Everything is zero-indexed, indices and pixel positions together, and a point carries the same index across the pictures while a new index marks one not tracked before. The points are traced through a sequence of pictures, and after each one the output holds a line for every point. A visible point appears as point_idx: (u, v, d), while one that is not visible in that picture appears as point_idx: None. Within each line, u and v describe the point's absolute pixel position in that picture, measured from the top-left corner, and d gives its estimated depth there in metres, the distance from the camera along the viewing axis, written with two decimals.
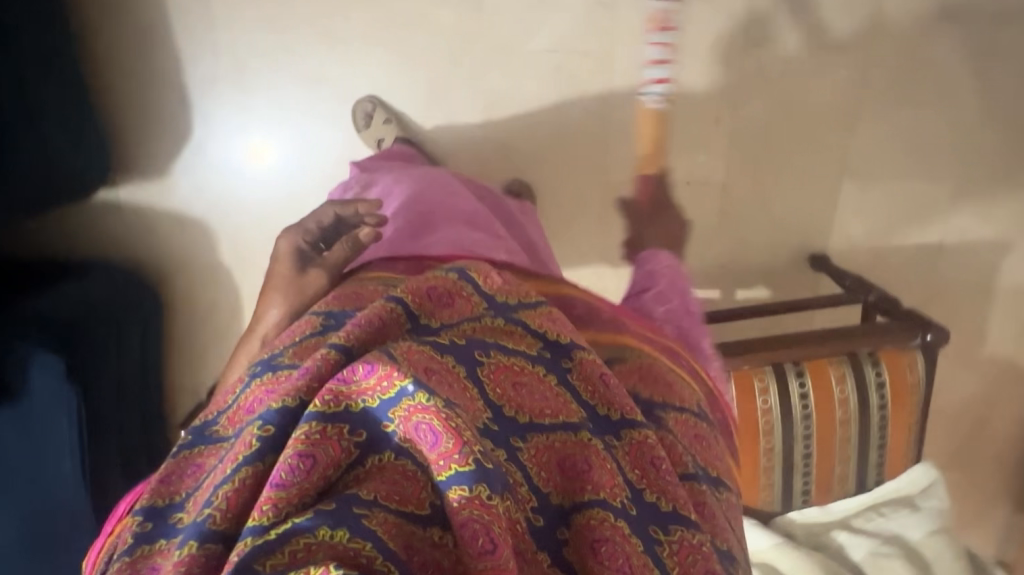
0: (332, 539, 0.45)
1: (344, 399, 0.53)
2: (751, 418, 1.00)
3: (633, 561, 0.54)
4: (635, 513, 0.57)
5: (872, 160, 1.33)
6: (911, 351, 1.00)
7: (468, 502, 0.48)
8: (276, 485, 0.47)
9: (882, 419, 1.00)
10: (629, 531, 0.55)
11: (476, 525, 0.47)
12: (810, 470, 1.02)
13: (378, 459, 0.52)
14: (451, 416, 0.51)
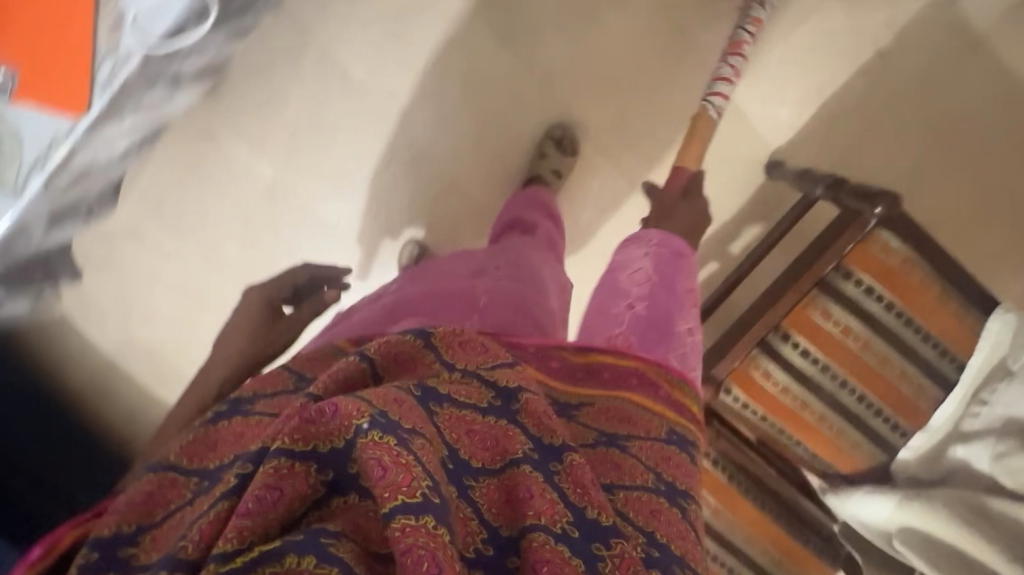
0: (296, 566, 0.41)
1: (314, 439, 0.48)
2: (777, 405, 0.92)
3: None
4: (576, 536, 0.49)
5: (740, 54, 1.20)
6: (876, 236, 0.87)
7: (412, 529, 0.43)
8: (243, 514, 0.44)
9: (903, 316, 0.87)
10: (570, 554, 0.48)
11: (421, 554, 0.42)
12: (878, 408, 0.90)
13: (343, 501, 0.49)
14: (407, 452, 0.47)
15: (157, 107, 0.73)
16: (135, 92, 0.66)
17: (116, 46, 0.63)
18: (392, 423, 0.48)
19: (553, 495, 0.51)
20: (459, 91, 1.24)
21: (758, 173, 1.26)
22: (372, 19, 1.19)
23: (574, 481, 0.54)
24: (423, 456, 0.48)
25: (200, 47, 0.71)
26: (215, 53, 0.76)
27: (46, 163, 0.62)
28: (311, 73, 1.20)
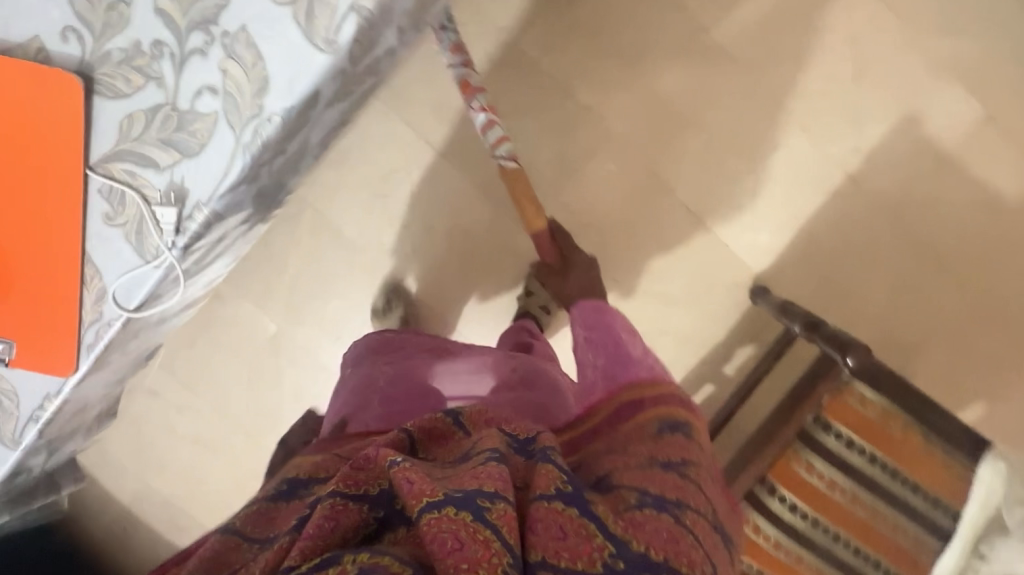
0: (354, 560, 0.44)
1: (362, 484, 0.52)
2: (772, 560, 0.89)
3: (571, 524, 0.51)
4: (569, 490, 0.54)
5: (710, 188, 1.25)
6: (851, 388, 0.88)
7: (443, 518, 0.46)
8: (303, 537, 0.47)
9: (889, 468, 0.86)
10: (564, 505, 0.53)
11: (448, 534, 0.45)
12: (877, 562, 0.86)
13: (394, 535, 0.51)
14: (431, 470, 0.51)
15: (144, 341, 0.72)
16: (117, 346, 0.65)
17: (94, 318, 0.60)
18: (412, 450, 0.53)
19: (549, 466, 0.56)
20: (443, 239, 1.29)
21: (743, 297, 1.28)
22: (361, 181, 1.27)
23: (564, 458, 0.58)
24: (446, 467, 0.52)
25: (188, 290, 0.69)
26: (207, 280, 0.74)
27: (41, 415, 0.63)
28: (307, 233, 1.29)
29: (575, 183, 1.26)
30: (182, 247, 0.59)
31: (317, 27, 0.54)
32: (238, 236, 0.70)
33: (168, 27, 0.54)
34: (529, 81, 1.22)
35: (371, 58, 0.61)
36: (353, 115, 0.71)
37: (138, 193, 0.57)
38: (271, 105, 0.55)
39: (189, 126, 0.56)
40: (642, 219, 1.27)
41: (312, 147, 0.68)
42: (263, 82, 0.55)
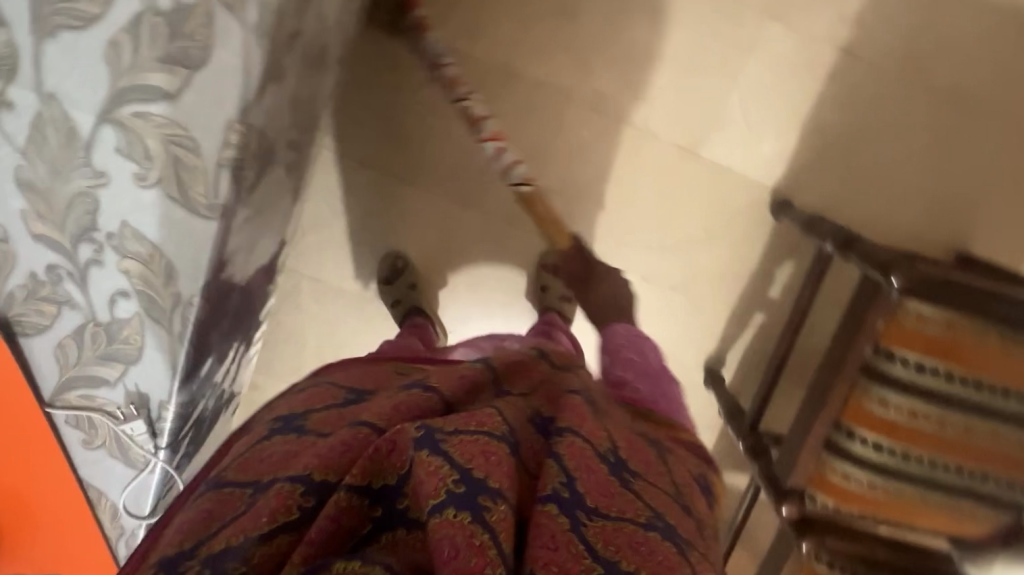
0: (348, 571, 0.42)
1: (377, 473, 0.49)
2: (869, 500, 0.86)
3: (564, 537, 0.48)
4: (568, 497, 0.52)
5: (697, 116, 1.13)
6: (909, 310, 0.78)
7: (445, 522, 0.44)
8: (306, 543, 0.45)
9: (970, 381, 0.78)
10: (556, 511, 0.51)
11: (447, 541, 0.43)
12: (977, 471, 0.82)
13: (393, 535, 0.49)
14: (453, 472, 0.47)
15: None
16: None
17: (123, 530, 0.61)
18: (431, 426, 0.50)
19: (553, 467, 0.54)
20: (441, 259, 1.23)
21: (765, 215, 1.18)
22: (338, 231, 1.21)
23: (576, 461, 0.57)
24: (460, 451, 0.49)
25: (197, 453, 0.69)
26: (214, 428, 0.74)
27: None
28: (313, 303, 1.26)
29: (551, 161, 1.17)
30: (170, 446, 0.57)
31: (194, 196, 0.48)
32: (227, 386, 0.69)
33: (56, 248, 0.51)
34: (468, 73, 1.12)
35: (272, 183, 0.55)
36: (284, 226, 0.67)
37: (105, 414, 0.56)
38: (188, 288, 0.51)
39: (118, 337, 0.53)
40: (635, 173, 1.17)
41: (260, 280, 0.65)
42: (168, 271, 0.51)
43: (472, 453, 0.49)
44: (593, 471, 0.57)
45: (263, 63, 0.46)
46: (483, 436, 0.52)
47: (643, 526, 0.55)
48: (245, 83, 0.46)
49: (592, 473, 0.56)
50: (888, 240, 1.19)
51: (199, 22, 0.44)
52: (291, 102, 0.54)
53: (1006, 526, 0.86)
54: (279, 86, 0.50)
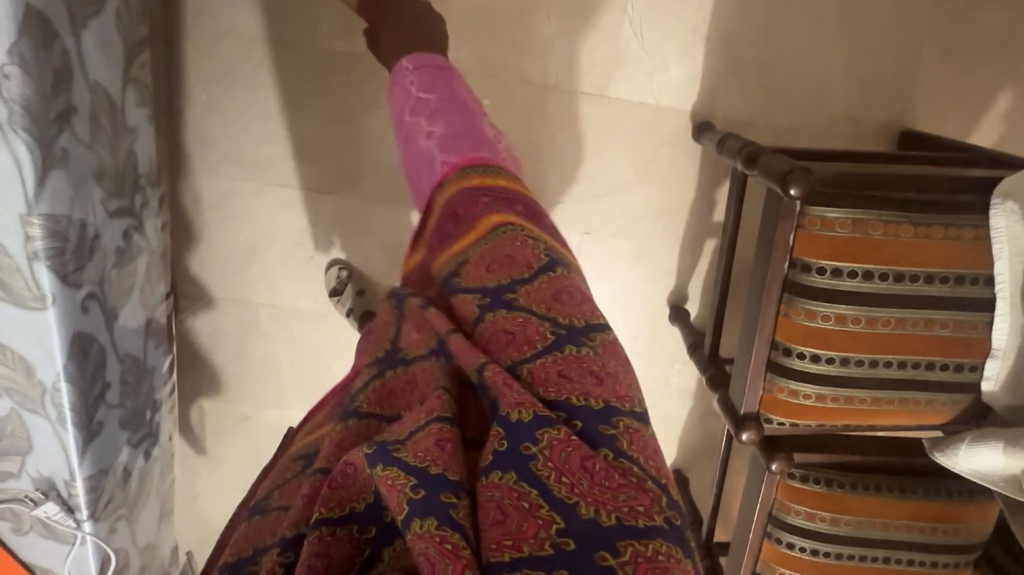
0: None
1: (348, 502, 0.49)
2: (824, 410, 0.84)
3: (513, 501, 0.45)
4: (506, 448, 0.49)
5: (596, 56, 1.09)
6: (811, 216, 0.75)
7: (415, 535, 0.43)
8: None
9: (891, 276, 0.75)
10: (502, 474, 0.47)
11: (422, 556, 0.41)
12: (923, 361, 0.79)
13: (393, 551, 0.49)
14: (393, 474, 0.46)
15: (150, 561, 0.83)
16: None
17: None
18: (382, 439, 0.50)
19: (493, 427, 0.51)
20: (382, 259, 1.22)
21: (690, 140, 1.14)
22: (277, 255, 1.22)
23: (512, 404, 0.51)
24: (413, 454, 0.48)
25: (139, 516, 0.77)
26: (157, 485, 0.82)
27: None
28: (273, 328, 1.29)
29: None
30: (87, 522, 0.66)
31: (19, 292, 0.57)
32: (146, 455, 0.76)
33: None
34: (354, 71, 1.10)
35: (101, 258, 0.65)
36: (148, 288, 0.76)
37: (20, 503, 0.66)
38: (48, 376, 0.60)
39: (7, 433, 0.63)
40: (549, 129, 1.14)
41: (141, 353, 0.75)
42: (26, 364, 0.60)
43: (425, 450, 0.48)
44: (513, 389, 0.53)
45: (34, 153, 0.54)
46: (437, 425, 0.51)
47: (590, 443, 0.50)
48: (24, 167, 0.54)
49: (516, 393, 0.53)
50: (823, 134, 1.14)
51: None
52: (93, 172, 0.63)
53: (968, 408, 0.83)
54: (64, 167, 0.58)
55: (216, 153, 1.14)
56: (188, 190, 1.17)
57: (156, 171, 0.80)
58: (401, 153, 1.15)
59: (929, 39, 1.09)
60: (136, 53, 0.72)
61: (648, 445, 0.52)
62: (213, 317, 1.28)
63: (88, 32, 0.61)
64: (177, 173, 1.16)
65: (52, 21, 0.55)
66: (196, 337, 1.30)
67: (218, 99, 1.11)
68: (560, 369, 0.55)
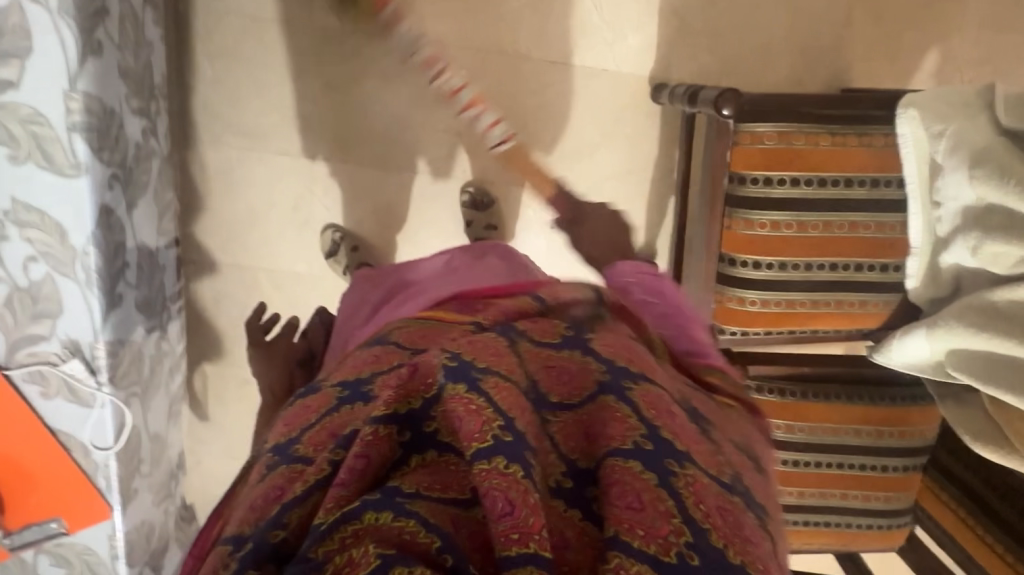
0: (376, 522, 0.42)
1: (411, 395, 0.50)
2: (772, 317, 0.93)
3: (649, 495, 0.47)
4: (651, 449, 0.51)
5: (562, 28, 1.22)
6: (743, 132, 0.86)
7: (494, 472, 0.44)
8: (339, 483, 0.45)
9: (815, 182, 0.85)
10: (643, 469, 0.49)
11: (500, 494, 0.43)
12: (852, 262, 0.89)
13: (422, 458, 0.49)
14: (490, 419, 0.47)
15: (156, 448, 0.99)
16: (129, 473, 0.92)
17: (98, 465, 0.87)
18: (465, 363, 0.52)
19: (629, 416, 0.53)
20: (373, 221, 1.32)
21: (650, 102, 1.26)
22: (276, 220, 1.33)
23: (652, 406, 0.55)
24: (499, 401, 0.50)
25: (150, 403, 0.94)
26: (163, 384, 0.98)
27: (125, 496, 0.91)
28: (272, 292, 1.38)
29: (444, 106, 1.26)
30: (107, 384, 0.83)
31: (59, 161, 0.72)
32: (156, 346, 0.93)
33: None
34: (346, 47, 1.22)
35: (123, 145, 0.79)
36: (159, 197, 0.90)
37: (47, 363, 0.81)
38: (78, 240, 0.75)
39: (41, 298, 0.78)
40: (522, 96, 1.25)
41: (153, 247, 0.90)
42: (60, 229, 0.75)
43: (512, 402, 0.50)
44: (676, 421, 0.56)
45: (75, 38, 0.68)
46: (507, 383, 0.53)
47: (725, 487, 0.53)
48: (66, 53, 0.68)
49: (674, 421, 0.56)
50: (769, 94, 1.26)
51: (14, 19, 0.66)
52: (121, 73, 0.77)
53: (898, 308, 0.91)
54: (99, 58, 0.72)
55: (222, 125, 1.26)
56: (195, 159, 1.28)
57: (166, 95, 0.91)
58: (389, 120, 1.26)
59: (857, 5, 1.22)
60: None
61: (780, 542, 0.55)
62: (217, 282, 1.37)
63: None
64: (187, 145, 1.28)
65: None
66: (200, 302, 1.39)
67: (223, 74, 1.23)
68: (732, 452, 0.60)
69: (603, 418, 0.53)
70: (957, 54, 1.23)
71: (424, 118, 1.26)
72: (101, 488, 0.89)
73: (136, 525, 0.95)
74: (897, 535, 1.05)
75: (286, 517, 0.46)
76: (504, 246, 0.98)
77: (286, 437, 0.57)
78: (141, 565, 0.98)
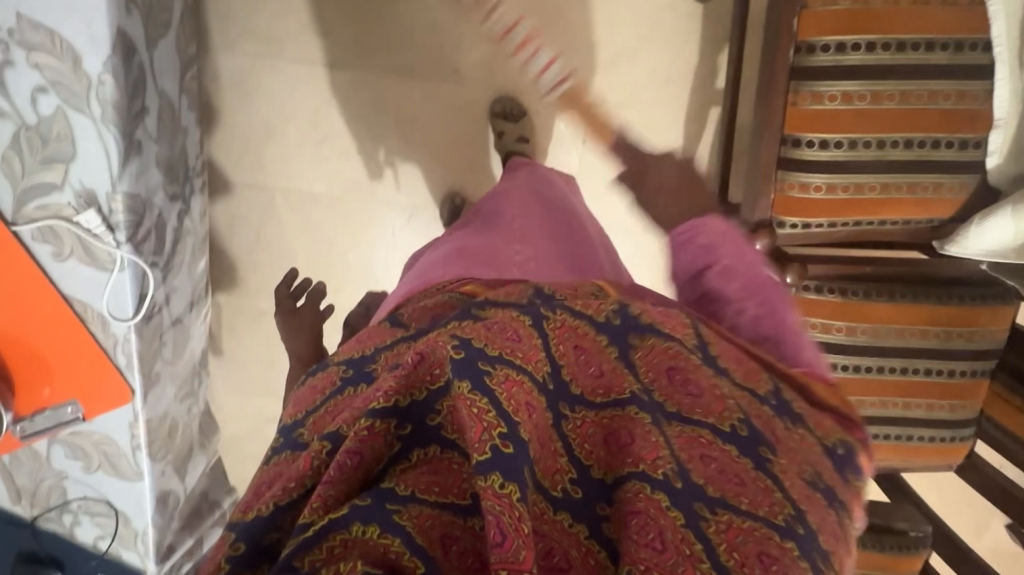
0: (364, 535, 0.39)
1: (412, 388, 0.46)
2: (838, 204, 0.86)
3: (673, 536, 0.41)
4: (679, 488, 0.43)
5: None
6: None
7: (488, 493, 0.38)
8: (326, 482, 0.42)
9: (891, 47, 0.78)
10: (670, 505, 0.42)
11: (491, 517, 0.37)
12: (931, 139, 0.82)
13: (425, 452, 0.45)
14: (491, 425, 0.41)
15: (178, 336, 0.96)
16: (149, 355, 0.88)
17: (117, 339, 0.83)
18: (474, 352, 0.45)
19: (654, 433, 0.46)
20: (395, 138, 1.25)
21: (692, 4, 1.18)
22: (293, 137, 1.25)
23: (688, 453, 0.47)
24: (506, 399, 0.43)
25: (172, 282, 0.91)
26: (184, 260, 0.95)
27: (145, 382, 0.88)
28: (288, 216, 1.31)
29: (470, 10, 1.18)
30: (126, 243, 0.78)
31: None
32: (177, 217, 0.91)
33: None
34: None
35: None
36: (177, 44, 0.86)
37: (61, 217, 0.75)
38: (92, 69, 0.69)
39: (53, 137, 0.72)
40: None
41: (173, 102, 0.87)
42: (72, 56, 0.68)
43: (518, 403, 0.43)
44: (717, 461, 0.47)
45: None
46: (523, 375, 0.46)
47: (780, 531, 0.44)
48: None
49: (711, 461, 0.47)
50: None
51: None
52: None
53: (974, 193, 0.85)
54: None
55: (235, 29, 1.18)
56: (204, 69, 1.20)
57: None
58: (413, 26, 1.19)
59: None
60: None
61: None
62: (229, 205, 1.30)
63: None
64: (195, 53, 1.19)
65: None
66: (211, 228, 1.31)
67: None
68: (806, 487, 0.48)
69: (625, 430, 0.46)
70: None
71: (449, 23, 1.19)
72: (120, 368, 0.85)
73: (156, 414, 0.92)
74: (958, 450, 1.00)
75: (281, 518, 0.43)
76: (540, 170, 0.94)
77: (292, 417, 0.54)
78: (164, 461, 0.96)
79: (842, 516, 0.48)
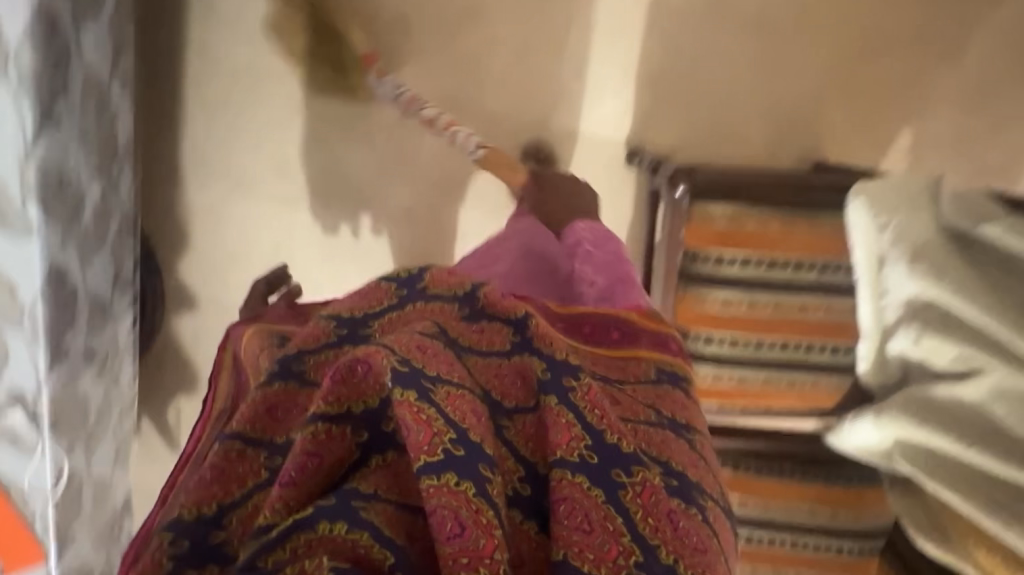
0: (330, 533, 0.47)
1: (346, 400, 0.52)
2: (722, 390, 0.94)
3: (598, 515, 0.50)
4: (596, 462, 0.53)
5: (541, 93, 1.26)
6: (695, 213, 0.87)
7: (439, 489, 0.47)
8: (288, 484, 0.50)
9: (764, 263, 0.87)
10: (590, 485, 0.52)
11: (448, 513, 0.46)
12: (802, 344, 0.90)
13: (383, 458, 0.53)
14: (440, 432, 0.49)
15: (100, 491, 1.03)
16: (67, 519, 0.94)
17: (36, 513, 0.90)
18: (416, 369, 0.53)
19: (571, 423, 0.54)
20: (351, 268, 1.36)
21: (625, 168, 1.28)
22: (256, 263, 1.36)
23: (587, 397, 0.56)
24: (450, 410, 0.52)
25: (96, 449, 0.98)
26: (110, 425, 1.01)
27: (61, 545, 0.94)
28: None
29: (423, 162, 1.29)
30: (49, 434, 0.86)
31: (11, 222, 0.74)
32: (104, 396, 0.97)
33: None
34: (328, 100, 1.27)
35: (78, 201, 0.81)
36: (116, 247, 0.93)
37: None
38: (25, 296, 0.77)
39: None
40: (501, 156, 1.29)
41: (107, 296, 0.93)
42: (9, 286, 0.77)
43: (464, 413, 0.52)
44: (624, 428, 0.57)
45: (33, 111, 0.71)
46: (465, 391, 0.55)
47: (682, 499, 0.56)
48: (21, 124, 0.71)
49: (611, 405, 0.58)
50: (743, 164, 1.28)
51: None
52: (81, 138, 0.79)
53: (850, 391, 0.92)
54: (56, 129, 0.74)
55: (209, 169, 1.30)
56: (180, 200, 1.32)
57: (133, 150, 0.96)
58: (371, 173, 1.30)
59: (832, 83, 1.25)
60: (121, 50, 0.88)
61: (723, 528, 0.58)
62: (195, 319, 1.40)
63: (86, 26, 0.77)
64: (173, 186, 1.32)
65: (57, 18, 0.71)
66: (177, 338, 1.41)
67: (214, 122, 1.28)
68: (692, 463, 0.61)
69: (547, 420, 0.55)
70: (931, 134, 1.25)
71: (404, 172, 1.30)
72: (36, 538, 0.91)
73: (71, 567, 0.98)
74: None
75: (225, 518, 0.53)
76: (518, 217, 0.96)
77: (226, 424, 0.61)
78: None
79: (708, 461, 0.62)
